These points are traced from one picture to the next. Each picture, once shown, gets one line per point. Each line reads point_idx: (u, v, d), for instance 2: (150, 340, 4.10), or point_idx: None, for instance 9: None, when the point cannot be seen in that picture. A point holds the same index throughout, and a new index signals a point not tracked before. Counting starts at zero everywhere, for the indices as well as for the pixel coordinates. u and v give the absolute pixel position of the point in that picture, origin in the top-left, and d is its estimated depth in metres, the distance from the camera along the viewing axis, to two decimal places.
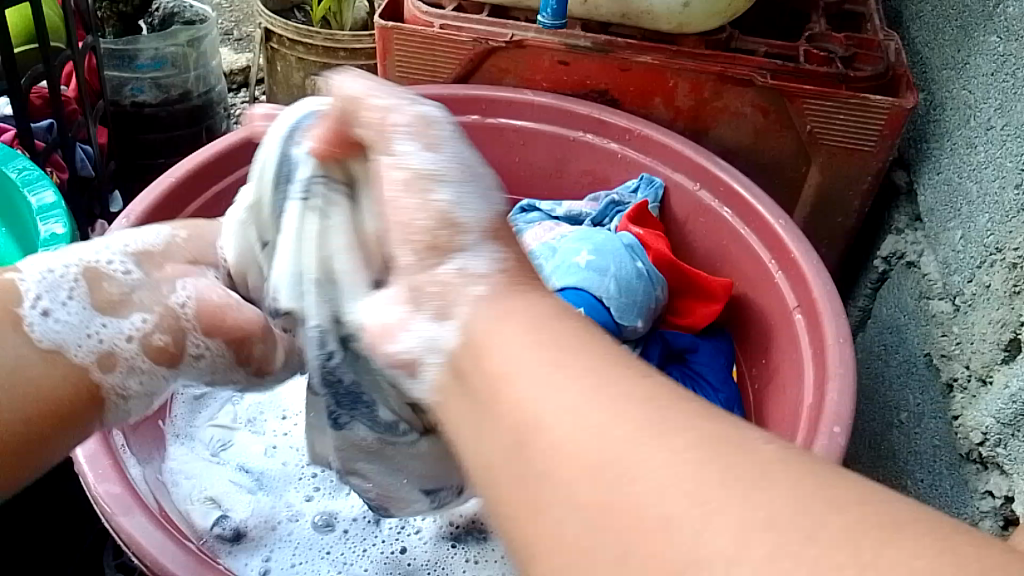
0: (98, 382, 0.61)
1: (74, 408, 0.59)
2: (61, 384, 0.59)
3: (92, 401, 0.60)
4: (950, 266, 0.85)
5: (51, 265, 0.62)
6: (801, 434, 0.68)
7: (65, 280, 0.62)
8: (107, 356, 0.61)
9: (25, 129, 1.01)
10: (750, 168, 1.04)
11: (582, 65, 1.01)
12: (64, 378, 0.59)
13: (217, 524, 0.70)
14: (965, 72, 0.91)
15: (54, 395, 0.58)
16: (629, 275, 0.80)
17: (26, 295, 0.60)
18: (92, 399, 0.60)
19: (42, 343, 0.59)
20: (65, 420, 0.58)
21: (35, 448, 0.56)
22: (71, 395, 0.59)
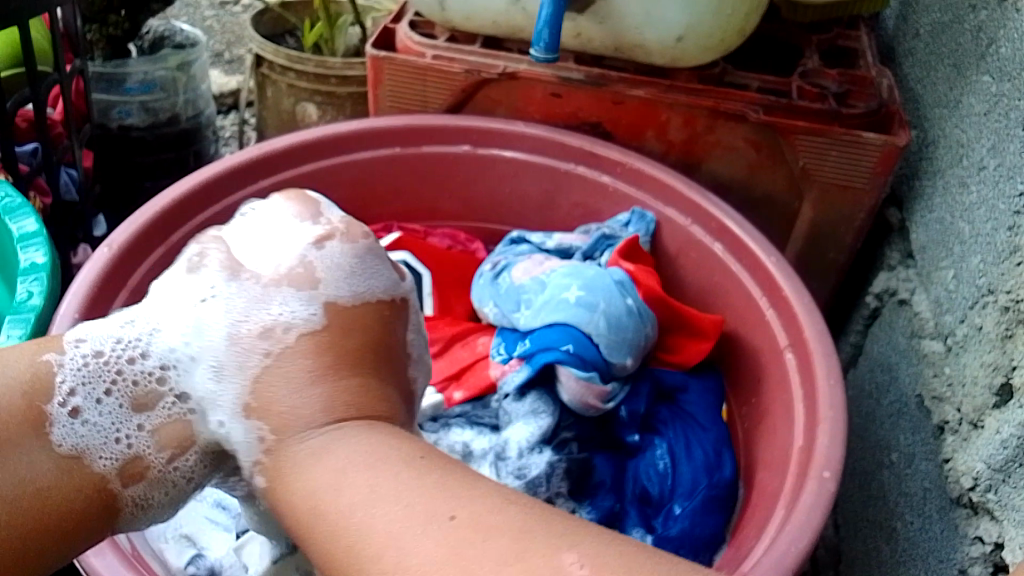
0: (117, 493, 0.53)
1: (92, 518, 0.52)
2: (71, 491, 0.51)
3: (106, 513, 0.53)
4: (943, 306, 0.84)
5: (107, 334, 0.55)
6: (791, 480, 0.67)
7: (104, 366, 0.54)
8: (133, 466, 0.53)
9: (8, 153, 1.00)
10: (742, 203, 1.03)
11: (575, 98, 1.00)
12: (80, 488, 0.51)
13: (191, 563, 0.68)
14: (958, 111, 0.91)
15: (65, 501, 0.51)
16: (619, 312, 0.79)
17: (58, 389, 0.52)
18: (107, 512, 0.53)
19: (61, 448, 0.51)
20: (73, 531, 0.51)
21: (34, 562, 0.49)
22: (86, 501, 0.52)
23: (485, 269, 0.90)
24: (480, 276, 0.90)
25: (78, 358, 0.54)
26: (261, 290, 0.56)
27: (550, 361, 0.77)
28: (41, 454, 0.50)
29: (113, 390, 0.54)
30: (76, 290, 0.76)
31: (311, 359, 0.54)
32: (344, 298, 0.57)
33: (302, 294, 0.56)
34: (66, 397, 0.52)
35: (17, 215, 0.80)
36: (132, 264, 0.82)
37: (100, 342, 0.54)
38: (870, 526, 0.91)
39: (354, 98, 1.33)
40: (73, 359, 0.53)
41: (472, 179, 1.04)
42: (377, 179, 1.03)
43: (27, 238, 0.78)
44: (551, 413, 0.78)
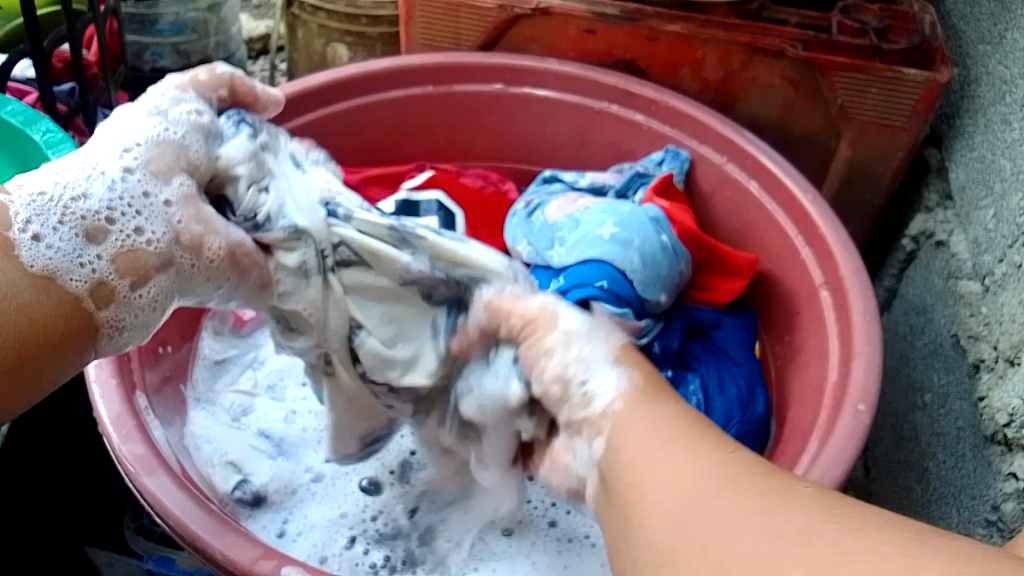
0: (93, 314, 0.50)
1: (74, 331, 0.49)
2: (44, 303, 0.47)
3: (84, 330, 0.49)
4: (981, 245, 0.83)
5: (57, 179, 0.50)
6: (825, 414, 0.67)
7: (58, 205, 0.49)
8: (101, 289, 0.50)
9: (47, 92, 1.01)
10: (778, 143, 1.02)
11: (609, 35, 0.99)
12: (58, 307, 0.48)
13: (238, 488, 0.70)
14: (1002, 47, 0.88)
15: (39, 301, 0.47)
16: (653, 249, 0.79)
17: (13, 218, 0.48)
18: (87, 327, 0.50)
19: (34, 268, 0.47)
20: (56, 349, 0.48)
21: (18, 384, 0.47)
22: (56, 310, 0.48)
23: (518, 208, 0.90)
24: (513, 215, 0.90)
25: (27, 197, 0.48)
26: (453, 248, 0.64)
27: (584, 298, 0.77)
28: (7, 268, 0.47)
29: (68, 222, 0.49)
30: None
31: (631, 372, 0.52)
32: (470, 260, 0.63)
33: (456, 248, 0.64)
34: (27, 226, 0.48)
35: (60, 150, 0.82)
36: None
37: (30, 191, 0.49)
38: (901, 466, 0.92)
39: (385, 39, 1.32)
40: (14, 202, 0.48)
41: (504, 119, 1.04)
42: (410, 119, 1.03)
43: None
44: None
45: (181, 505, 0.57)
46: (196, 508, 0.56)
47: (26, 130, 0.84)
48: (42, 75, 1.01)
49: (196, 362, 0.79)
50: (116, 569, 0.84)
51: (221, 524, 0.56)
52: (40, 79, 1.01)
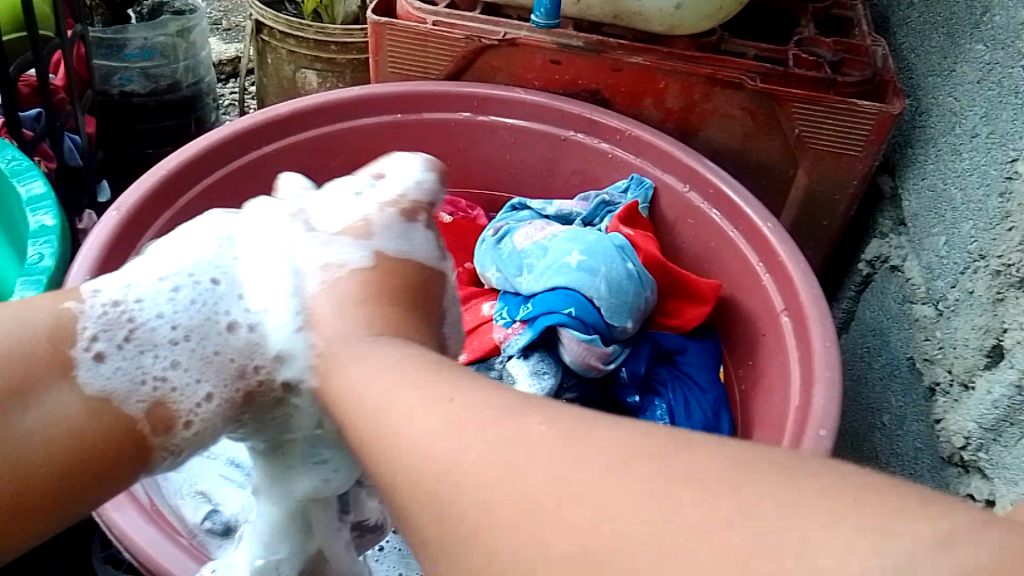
0: (146, 437, 0.53)
1: (117, 439, 0.52)
2: (99, 416, 0.51)
3: (137, 453, 0.53)
4: (934, 271, 0.86)
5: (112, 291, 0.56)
6: (788, 439, 0.69)
7: (121, 321, 0.55)
8: (160, 412, 0.53)
9: (13, 119, 1.01)
10: (738, 170, 1.04)
11: (575, 65, 1.01)
12: (109, 430, 0.51)
13: (207, 518, 0.69)
14: (951, 80, 0.92)
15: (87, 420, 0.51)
16: (619, 276, 0.80)
17: (81, 332, 0.53)
18: (141, 449, 0.53)
19: (89, 389, 0.52)
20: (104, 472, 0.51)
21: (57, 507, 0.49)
22: (106, 419, 0.51)
23: (487, 235, 0.91)
24: (482, 241, 0.91)
25: (98, 306, 0.54)
26: (320, 250, 0.61)
27: (553, 324, 0.79)
28: (67, 391, 0.51)
29: (129, 339, 0.54)
30: (84, 260, 0.77)
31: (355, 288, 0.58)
32: (391, 252, 0.63)
33: (358, 242, 0.62)
34: (90, 343, 0.53)
35: (26, 178, 0.81)
36: (139, 231, 0.84)
37: (116, 293, 0.55)
38: None
39: (354, 65, 1.33)
40: (96, 308, 0.54)
41: (472, 146, 1.05)
42: (378, 146, 1.04)
43: (38, 200, 0.79)
44: (553, 375, 0.81)
45: (153, 541, 0.55)
46: (166, 541, 0.55)
47: None
48: (8, 101, 1.00)
49: None
50: None
51: (193, 559, 0.55)
52: (6, 105, 1.00)
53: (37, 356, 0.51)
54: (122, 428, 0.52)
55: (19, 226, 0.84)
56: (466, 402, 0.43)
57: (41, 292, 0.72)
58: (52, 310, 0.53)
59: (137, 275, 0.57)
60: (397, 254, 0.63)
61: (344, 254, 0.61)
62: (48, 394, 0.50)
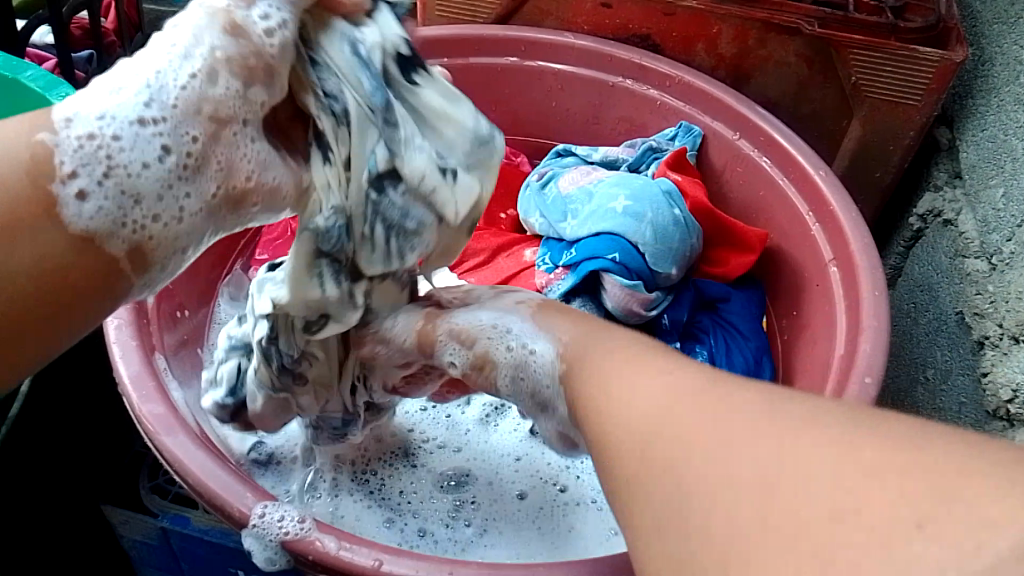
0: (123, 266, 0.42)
1: (100, 295, 0.42)
2: (90, 278, 0.41)
3: (111, 283, 0.42)
4: (990, 224, 0.84)
5: (82, 112, 0.41)
6: (830, 386, 0.68)
7: (102, 151, 0.40)
8: (139, 251, 0.42)
9: (66, 59, 1.03)
10: (789, 120, 1.02)
11: (625, 9, 0.99)
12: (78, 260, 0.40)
13: (253, 449, 0.72)
14: (1018, 27, 0.89)
15: (74, 264, 0.40)
16: (665, 222, 0.79)
17: (59, 171, 0.39)
18: (112, 277, 0.42)
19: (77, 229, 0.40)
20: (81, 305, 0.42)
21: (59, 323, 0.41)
22: (94, 276, 0.41)
23: (532, 179, 0.91)
24: (527, 186, 0.91)
25: (74, 144, 0.40)
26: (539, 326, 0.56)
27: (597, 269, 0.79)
28: (51, 228, 0.40)
29: (109, 176, 0.40)
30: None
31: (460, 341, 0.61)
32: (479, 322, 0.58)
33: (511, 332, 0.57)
34: (68, 181, 0.40)
35: None
36: None
37: (87, 126, 0.40)
38: None
39: None
40: (86, 203, 0.40)
41: (517, 91, 1.04)
42: None
43: None
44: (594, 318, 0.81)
45: (202, 464, 0.57)
46: (212, 464, 0.57)
47: (47, 95, 0.85)
48: (61, 41, 1.02)
49: (212, 326, 0.80)
50: (130, 527, 0.83)
51: (240, 482, 0.57)
52: (60, 45, 1.02)
53: (17, 189, 0.39)
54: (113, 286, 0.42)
55: None
56: None
57: None
58: (23, 148, 0.39)
59: (115, 83, 0.42)
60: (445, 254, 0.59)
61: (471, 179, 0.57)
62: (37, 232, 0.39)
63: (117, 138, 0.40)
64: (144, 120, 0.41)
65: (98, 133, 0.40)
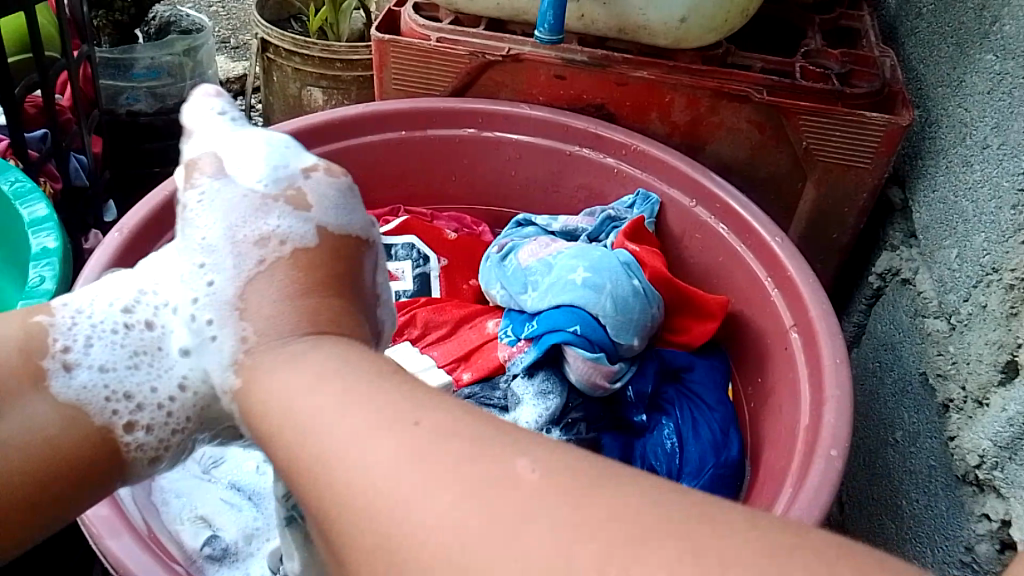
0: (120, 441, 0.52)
1: (94, 463, 0.50)
2: (75, 441, 0.50)
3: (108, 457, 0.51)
4: (946, 284, 0.84)
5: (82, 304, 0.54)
6: (798, 458, 0.67)
7: (87, 329, 0.53)
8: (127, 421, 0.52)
9: (19, 140, 1.02)
10: (746, 184, 1.03)
11: (579, 80, 1.01)
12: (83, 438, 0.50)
13: (207, 544, 0.67)
14: (960, 91, 0.91)
15: (68, 439, 0.49)
16: (625, 293, 0.79)
17: (51, 346, 0.52)
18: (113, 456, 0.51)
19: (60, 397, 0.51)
20: (82, 482, 0.49)
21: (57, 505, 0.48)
22: (90, 446, 0.50)
23: (492, 251, 0.91)
24: (487, 258, 0.90)
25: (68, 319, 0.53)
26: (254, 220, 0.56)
27: (558, 342, 0.77)
28: (40, 401, 0.50)
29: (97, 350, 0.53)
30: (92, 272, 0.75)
31: (298, 274, 0.53)
32: (331, 227, 0.57)
33: (296, 213, 0.56)
34: (61, 354, 0.52)
35: (29, 201, 0.81)
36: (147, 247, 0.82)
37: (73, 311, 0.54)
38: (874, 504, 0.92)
39: (359, 82, 1.33)
40: (76, 373, 0.51)
41: (476, 162, 1.05)
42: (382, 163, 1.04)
43: (40, 223, 0.79)
44: (558, 395, 0.79)
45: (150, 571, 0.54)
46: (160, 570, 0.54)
47: None
48: (14, 121, 1.00)
49: None
50: None
51: None
52: (12, 126, 1.01)
53: (9, 368, 0.50)
54: (105, 462, 0.51)
55: (20, 245, 0.84)
56: None
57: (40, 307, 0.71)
58: (21, 325, 0.52)
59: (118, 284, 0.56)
60: (338, 228, 0.57)
61: (277, 222, 0.55)
62: (21, 405, 0.49)
63: (118, 332, 0.54)
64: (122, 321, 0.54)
65: (89, 314, 0.54)
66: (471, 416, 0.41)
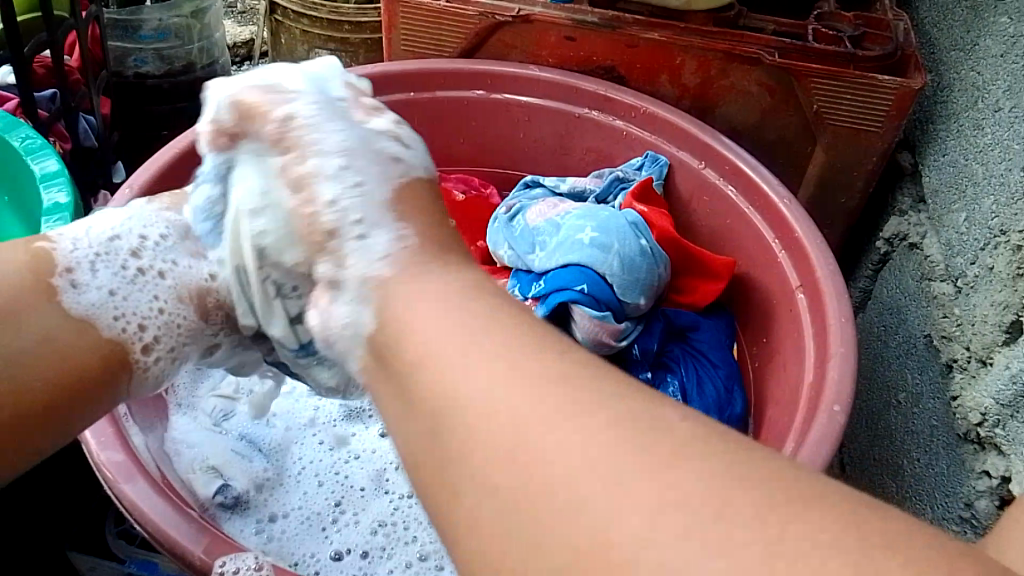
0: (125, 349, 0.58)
1: (105, 374, 0.56)
2: (87, 351, 0.55)
3: (118, 368, 0.57)
4: (954, 247, 0.84)
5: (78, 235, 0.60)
6: (801, 415, 0.67)
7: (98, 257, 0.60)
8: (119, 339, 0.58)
9: (28, 99, 1.02)
10: (755, 148, 1.03)
11: (589, 41, 1.00)
12: (89, 348, 0.56)
13: (219, 492, 0.68)
14: (974, 54, 0.91)
15: (72, 358, 0.55)
16: (632, 253, 0.79)
17: (57, 266, 0.57)
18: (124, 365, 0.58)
19: (73, 311, 0.56)
20: (83, 392, 0.55)
21: (34, 431, 0.52)
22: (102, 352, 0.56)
23: (499, 212, 0.90)
24: (494, 220, 0.90)
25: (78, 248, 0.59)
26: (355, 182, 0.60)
27: (565, 301, 0.78)
28: (51, 312, 0.55)
29: (121, 278, 0.60)
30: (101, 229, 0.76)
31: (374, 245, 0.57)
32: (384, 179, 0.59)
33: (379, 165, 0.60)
34: (72, 276, 0.57)
35: (40, 157, 0.81)
36: None
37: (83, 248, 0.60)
38: (876, 465, 0.93)
39: (368, 45, 1.33)
40: (83, 291, 0.57)
41: (483, 123, 1.05)
42: None
43: (51, 179, 0.79)
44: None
45: (162, 512, 0.55)
46: (172, 512, 0.56)
47: (5, 136, 0.83)
48: (24, 81, 1.01)
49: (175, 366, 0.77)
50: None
51: (204, 531, 0.55)
52: (22, 85, 1.01)
53: (21, 286, 0.55)
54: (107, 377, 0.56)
55: (30, 201, 0.84)
56: (472, 360, 0.42)
57: None
58: (27, 247, 0.57)
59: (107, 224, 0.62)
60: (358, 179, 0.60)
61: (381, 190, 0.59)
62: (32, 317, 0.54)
63: (124, 267, 0.60)
64: (130, 264, 0.61)
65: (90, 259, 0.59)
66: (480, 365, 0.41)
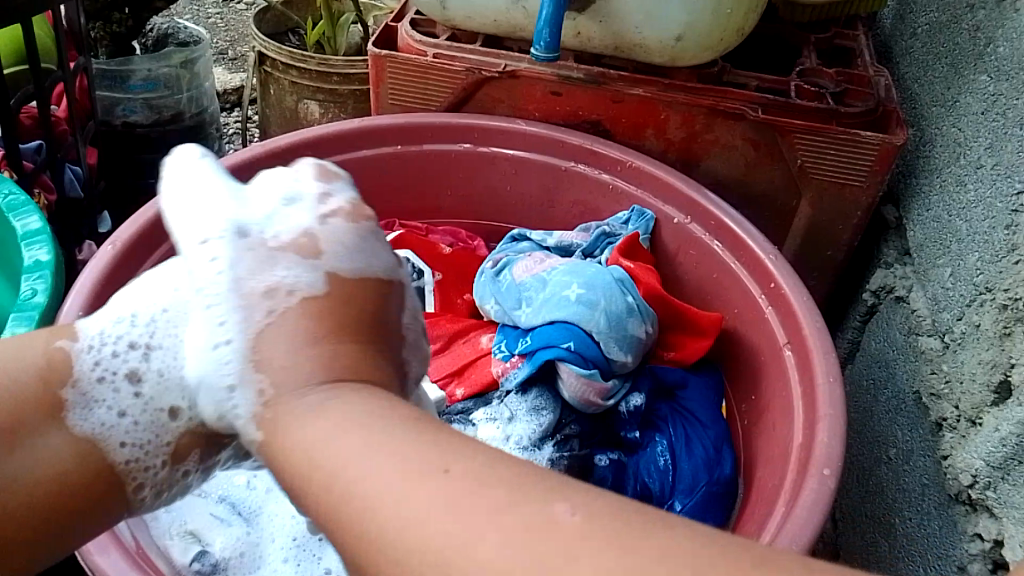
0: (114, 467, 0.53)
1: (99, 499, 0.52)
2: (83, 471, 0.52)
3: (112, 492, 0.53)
4: (940, 303, 0.85)
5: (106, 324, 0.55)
6: (791, 478, 0.67)
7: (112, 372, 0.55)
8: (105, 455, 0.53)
9: (13, 151, 1.02)
10: (741, 202, 1.04)
11: (575, 96, 1.01)
12: (85, 467, 0.52)
13: (196, 559, 0.68)
14: (954, 111, 0.92)
15: (72, 472, 0.51)
16: (619, 310, 0.79)
17: (75, 376, 0.53)
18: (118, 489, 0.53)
19: (77, 429, 0.53)
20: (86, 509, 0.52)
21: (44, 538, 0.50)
22: (95, 477, 0.52)
23: (486, 267, 0.90)
24: (481, 273, 0.90)
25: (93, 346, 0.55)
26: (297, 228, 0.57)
27: (551, 358, 0.77)
28: (56, 436, 0.52)
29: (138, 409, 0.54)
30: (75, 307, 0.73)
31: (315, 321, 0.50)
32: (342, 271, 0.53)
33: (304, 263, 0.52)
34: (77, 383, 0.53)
35: (22, 212, 0.81)
36: (128, 272, 0.80)
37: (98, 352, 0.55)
38: (868, 521, 0.92)
39: (356, 96, 1.34)
40: (91, 414, 0.53)
41: (470, 176, 1.05)
42: (375, 177, 1.03)
43: (33, 235, 0.78)
44: (552, 411, 0.79)
45: None
46: None
47: None
48: (9, 133, 1.00)
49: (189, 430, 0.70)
50: None
51: None
52: (7, 137, 1.01)
53: (29, 400, 0.52)
54: (110, 493, 0.53)
55: (12, 256, 0.84)
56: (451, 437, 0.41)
57: (34, 327, 0.71)
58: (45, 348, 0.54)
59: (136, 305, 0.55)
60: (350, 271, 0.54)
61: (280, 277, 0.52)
62: (37, 437, 0.51)
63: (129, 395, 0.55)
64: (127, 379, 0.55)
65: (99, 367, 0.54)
66: (472, 462, 0.40)
